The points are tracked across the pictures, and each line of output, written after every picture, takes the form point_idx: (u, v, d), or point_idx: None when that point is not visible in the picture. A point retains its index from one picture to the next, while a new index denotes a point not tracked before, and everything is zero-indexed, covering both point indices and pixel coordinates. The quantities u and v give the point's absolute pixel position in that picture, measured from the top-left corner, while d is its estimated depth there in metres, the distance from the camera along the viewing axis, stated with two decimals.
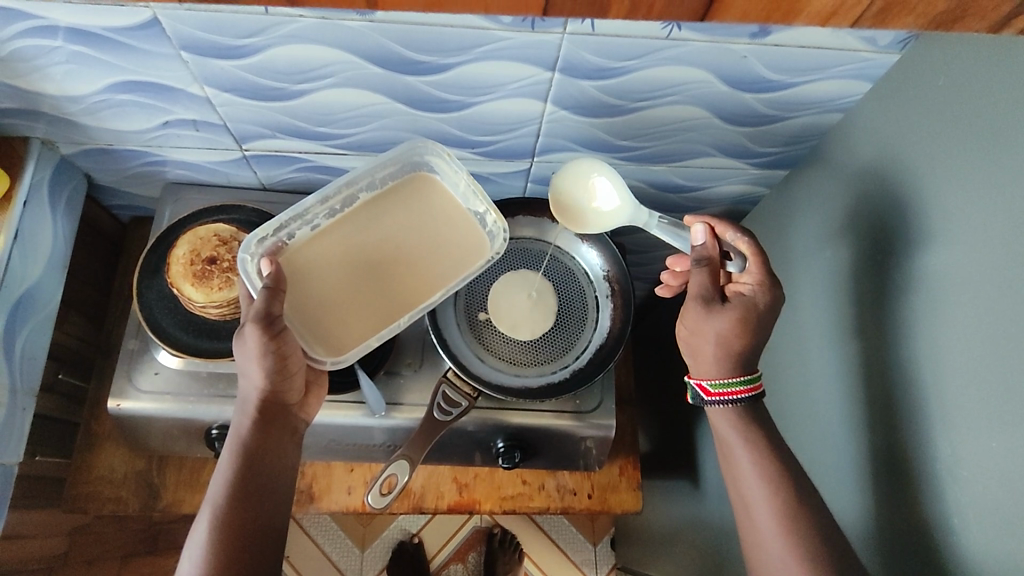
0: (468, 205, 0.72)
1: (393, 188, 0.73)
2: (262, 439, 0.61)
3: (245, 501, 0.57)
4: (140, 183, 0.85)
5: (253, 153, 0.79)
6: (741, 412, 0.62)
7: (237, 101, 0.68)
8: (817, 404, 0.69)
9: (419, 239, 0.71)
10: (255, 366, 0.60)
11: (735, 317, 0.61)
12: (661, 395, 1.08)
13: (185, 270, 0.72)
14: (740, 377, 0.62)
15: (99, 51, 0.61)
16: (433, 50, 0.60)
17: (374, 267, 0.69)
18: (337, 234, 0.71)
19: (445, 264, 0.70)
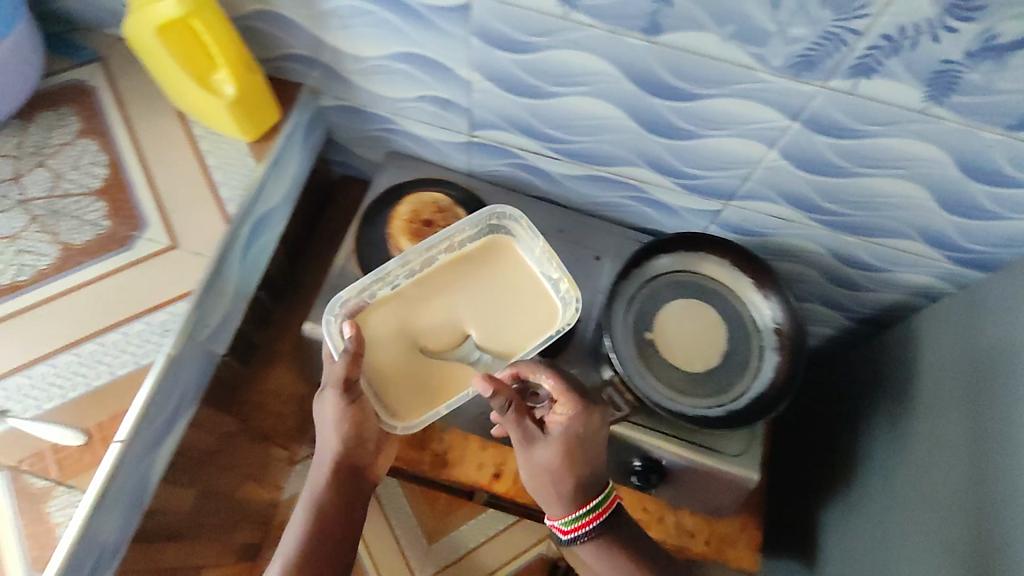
0: (542, 270, 0.78)
1: (469, 256, 0.78)
2: (337, 494, 0.70)
3: (311, 547, 0.67)
4: (368, 145, 0.96)
5: (478, 140, 0.87)
6: (604, 539, 0.68)
7: (493, 90, 0.76)
8: (975, 507, 0.66)
9: (484, 309, 0.75)
10: (331, 430, 0.70)
11: (551, 460, 0.67)
12: (800, 472, 1.05)
13: (403, 225, 0.82)
14: (579, 512, 0.67)
15: (402, 21, 0.70)
16: (693, 79, 0.65)
17: (431, 337, 0.74)
18: (417, 299, 0.75)
19: (516, 328, 0.75)
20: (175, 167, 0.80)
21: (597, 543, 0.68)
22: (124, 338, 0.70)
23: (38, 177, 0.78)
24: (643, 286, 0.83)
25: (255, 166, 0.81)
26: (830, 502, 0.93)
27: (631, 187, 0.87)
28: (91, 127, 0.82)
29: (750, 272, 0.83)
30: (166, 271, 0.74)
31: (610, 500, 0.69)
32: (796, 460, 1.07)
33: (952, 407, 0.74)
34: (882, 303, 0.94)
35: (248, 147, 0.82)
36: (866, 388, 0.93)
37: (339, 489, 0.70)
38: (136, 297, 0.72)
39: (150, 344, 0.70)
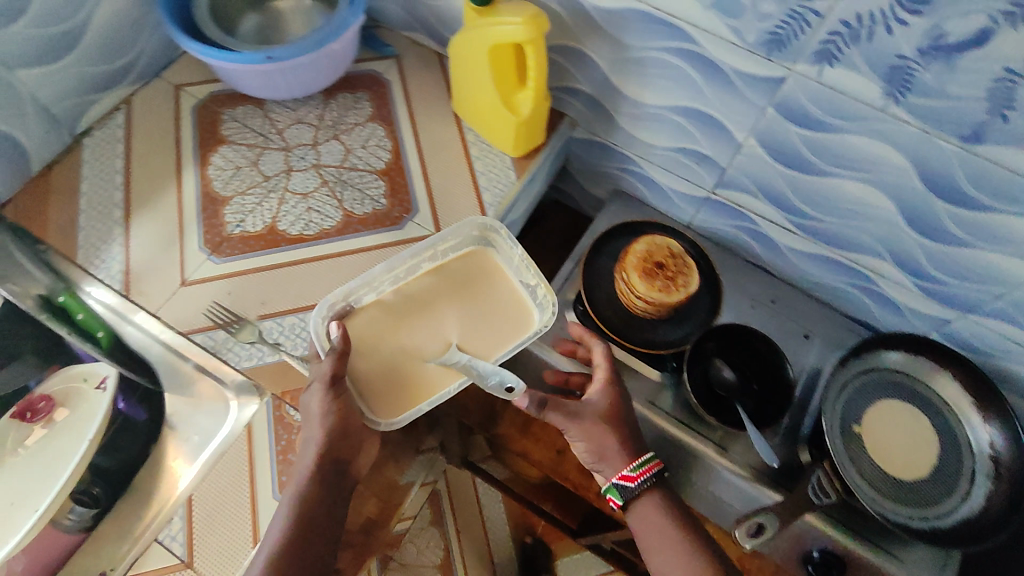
0: (519, 278, 0.76)
1: (446, 270, 0.76)
2: (317, 491, 0.64)
3: (299, 547, 0.61)
4: (595, 181, 1.01)
5: (715, 198, 0.89)
6: (658, 491, 0.73)
7: (760, 157, 0.78)
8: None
9: (466, 320, 0.73)
10: (317, 422, 0.64)
11: (603, 410, 0.73)
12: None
13: (637, 262, 0.83)
14: (639, 461, 0.72)
15: (704, 79, 0.74)
16: (995, 192, 0.65)
17: (417, 346, 0.71)
18: (389, 304, 0.73)
19: (497, 337, 0.72)
20: (446, 164, 0.89)
21: (655, 494, 0.72)
22: None
23: (332, 148, 0.88)
24: (860, 377, 0.83)
25: (516, 179, 0.88)
26: None
27: (863, 275, 0.86)
28: (380, 114, 0.91)
29: (981, 400, 0.79)
30: None
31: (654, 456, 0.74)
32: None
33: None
34: None
35: (512, 161, 0.89)
36: None
37: (327, 481, 0.65)
38: None
39: None
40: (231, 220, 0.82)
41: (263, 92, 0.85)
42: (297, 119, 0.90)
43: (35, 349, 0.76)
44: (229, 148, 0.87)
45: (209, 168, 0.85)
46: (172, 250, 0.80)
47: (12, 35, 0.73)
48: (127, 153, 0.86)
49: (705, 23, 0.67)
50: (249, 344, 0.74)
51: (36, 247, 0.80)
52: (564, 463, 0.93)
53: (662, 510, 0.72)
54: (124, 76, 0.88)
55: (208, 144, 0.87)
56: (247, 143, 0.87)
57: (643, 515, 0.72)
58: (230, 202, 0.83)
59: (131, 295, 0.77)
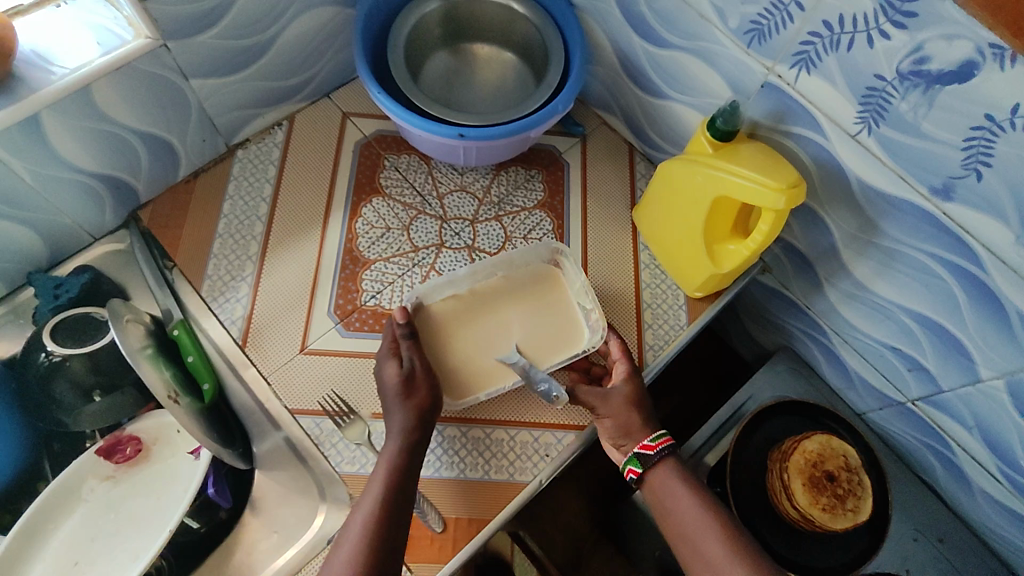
0: (577, 300, 0.71)
1: (521, 272, 0.72)
2: (411, 455, 0.57)
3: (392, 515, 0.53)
4: (762, 330, 0.89)
5: (912, 410, 0.75)
6: (673, 463, 0.61)
7: (1001, 402, 0.64)
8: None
9: (527, 324, 0.70)
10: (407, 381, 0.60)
11: (630, 392, 0.63)
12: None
13: (801, 465, 0.71)
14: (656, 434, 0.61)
15: (970, 304, 0.60)
16: None
17: (478, 341, 0.68)
18: (462, 297, 0.70)
19: (549, 344, 0.69)
20: (611, 282, 0.77)
21: (671, 466, 0.60)
22: (509, 442, 0.67)
23: (491, 231, 0.78)
24: None
25: (685, 324, 0.76)
26: None
27: None
28: (551, 203, 0.81)
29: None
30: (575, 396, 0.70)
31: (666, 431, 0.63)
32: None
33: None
34: None
35: (685, 300, 0.77)
36: None
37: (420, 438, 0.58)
38: (531, 403, 0.69)
39: (528, 462, 0.67)
40: (367, 288, 0.74)
41: (442, 157, 0.77)
42: (461, 187, 0.81)
43: (137, 383, 0.72)
44: (383, 202, 0.79)
45: (358, 221, 0.77)
46: (299, 307, 0.72)
47: (197, 45, 0.65)
48: (277, 177, 0.79)
49: (1010, 255, 0.54)
50: (354, 445, 0.65)
51: (163, 263, 0.73)
52: None
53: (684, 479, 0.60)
54: (297, 93, 0.81)
55: (363, 192, 0.79)
56: (404, 201, 0.79)
57: (659, 486, 0.60)
58: (371, 267, 0.75)
59: (246, 349, 0.70)
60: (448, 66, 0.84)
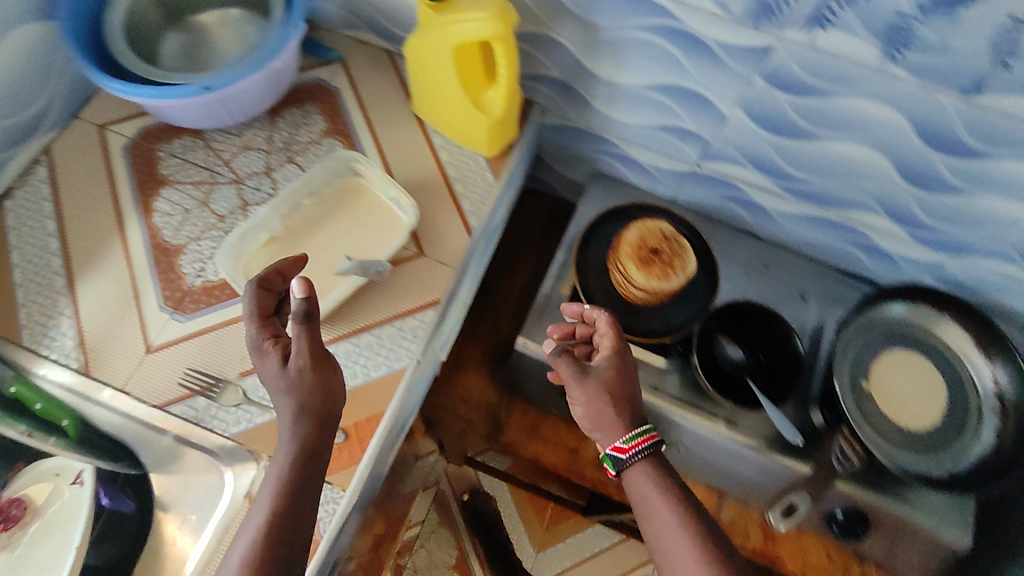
0: (385, 194, 0.75)
1: (326, 193, 0.75)
2: (305, 453, 0.54)
3: (293, 521, 0.52)
4: (572, 165, 0.97)
5: (703, 170, 0.87)
6: (649, 461, 0.64)
7: (749, 127, 0.76)
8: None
9: (350, 233, 0.73)
10: (280, 383, 0.55)
11: (607, 383, 0.67)
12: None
13: (631, 253, 0.82)
14: (632, 433, 0.65)
15: (686, 55, 0.70)
16: (985, 138, 0.64)
17: (311, 267, 0.71)
18: (280, 237, 0.72)
19: (375, 239, 0.74)
20: (415, 172, 0.81)
21: (644, 466, 0.63)
22: (377, 341, 0.71)
23: (289, 173, 0.80)
24: (862, 330, 0.83)
25: (493, 181, 0.81)
26: None
27: (852, 230, 0.86)
28: (335, 127, 0.84)
29: (980, 337, 0.79)
30: (418, 276, 0.74)
31: (647, 435, 0.65)
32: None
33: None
34: None
35: (486, 161, 0.82)
36: None
37: (309, 437, 0.55)
38: (383, 300, 0.73)
39: (401, 349, 0.71)
40: (189, 270, 0.74)
41: (204, 121, 0.78)
42: (244, 146, 0.82)
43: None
44: (172, 190, 0.78)
45: (155, 216, 0.77)
46: (129, 315, 0.72)
47: None
48: (56, 212, 0.77)
49: None
50: (234, 407, 0.67)
51: None
52: (579, 461, 0.90)
53: (653, 477, 0.63)
54: (35, 125, 0.78)
55: (149, 188, 0.78)
56: (193, 180, 0.79)
57: (633, 486, 0.64)
58: (185, 251, 0.75)
59: (92, 373, 0.69)
60: (179, 44, 0.83)
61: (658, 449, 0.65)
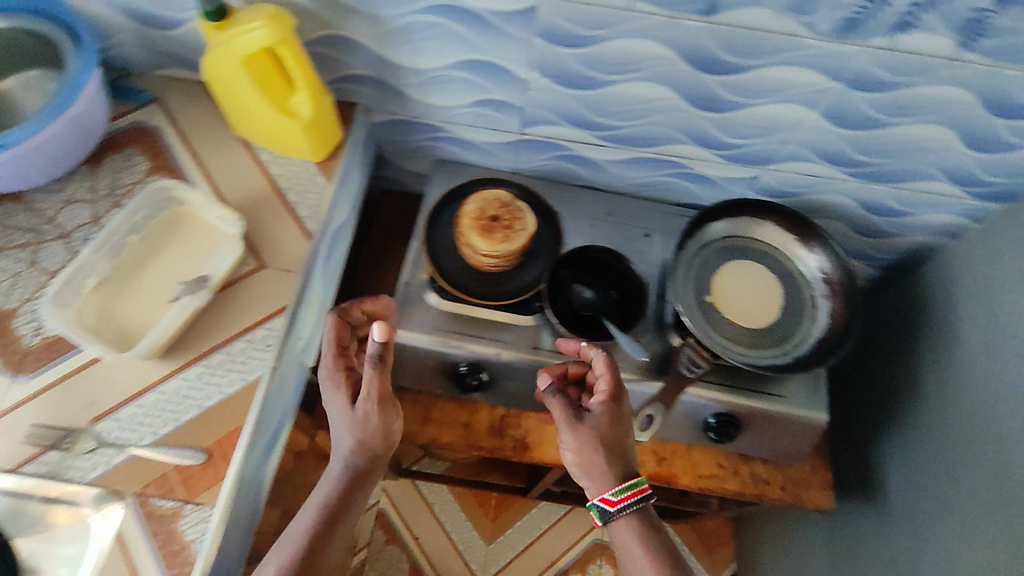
0: (211, 217, 0.77)
1: (153, 227, 0.76)
2: (343, 492, 0.70)
3: (328, 529, 0.67)
4: (413, 158, 1.00)
5: (529, 137, 0.91)
6: (636, 515, 0.71)
7: (550, 87, 0.81)
8: (999, 457, 0.79)
9: (183, 260, 0.75)
10: (341, 419, 0.71)
11: (600, 436, 0.71)
12: (844, 407, 1.13)
13: (472, 223, 0.84)
14: (621, 487, 0.70)
15: (468, 29, 0.74)
16: (742, 53, 0.71)
17: (147, 300, 0.72)
18: (110, 276, 0.72)
19: (208, 261, 0.75)
20: (247, 190, 0.82)
21: (632, 517, 0.70)
22: (228, 358, 0.73)
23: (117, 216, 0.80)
24: (699, 252, 0.91)
25: (326, 184, 0.83)
26: (903, 436, 0.97)
27: (674, 164, 0.93)
28: (160, 164, 0.84)
29: (794, 229, 0.91)
30: (259, 291, 0.76)
31: (638, 488, 0.70)
32: (835, 404, 1.16)
33: (968, 370, 0.87)
34: (903, 247, 1.04)
35: (316, 167, 0.84)
36: (898, 327, 1.03)
37: (348, 481, 0.70)
38: (230, 318, 0.74)
39: (254, 360, 0.73)
40: (25, 331, 0.73)
41: (15, 181, 0.77)
42: (67, 200, 0.81)
43: None
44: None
45: None
46: None
47: None
48: None
49: None
50: (88, 453, 0.66)
51: None
52: (473, 434, 0.93)
53: (638, 531, 0.70)
54: None
55: None
56: (17, 244, 0.78)
57: (618, 534, 0.71)
58: (18, 313, 0.74)
59: None
60: None
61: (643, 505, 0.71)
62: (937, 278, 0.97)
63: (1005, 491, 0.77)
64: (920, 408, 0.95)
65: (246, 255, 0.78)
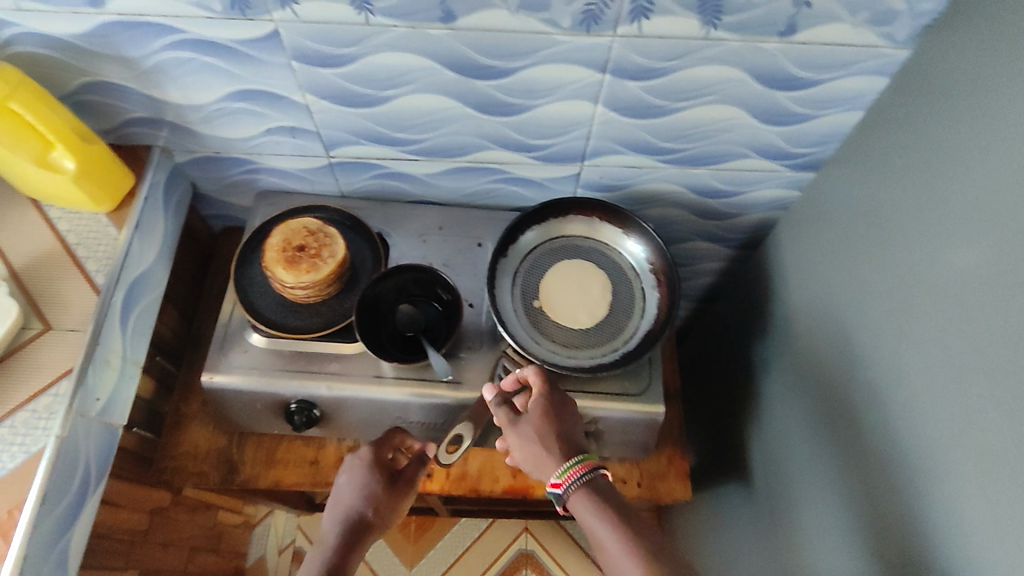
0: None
1: None
2: (342, 547, 0.72)
3: None
4: (236, 193, 0.97)
5: (338, 160, 0.89)
6: (584, 488, 0.69)
7: (332, 109, 0.78)
8: (832, 415, 0.79)
9: None
10: (358, 482, 0.77)
11: (537, 429, 0.74)
12: (720, 389, 1.12)
13: (277, 255, 0.81)
14: (565, 466, 0.71)
15: (224, 60, 0.71)
16: (500, 55, 0.70)
17: None
18: None
19: None
20: (34, 252, 0.79)
21: (579, 493, 0.69)
22: (10, 431, 0.69)
23: None
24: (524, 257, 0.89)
25: (118, 234, 0.81)
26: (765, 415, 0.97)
27: (494, 171, 0.91)
28: None
29: (611, 220, 0.90)
30: (42, 355, 0.73)
31: (578, 464, 0.70)
32: (713, 388, 1.15)
33: (803, 337, 0.87)
34: (747, 225, 1.03)
35: (107, 217, 0.81)
36: (753, 304, 1.03)
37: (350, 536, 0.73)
38: (12, 387, 0.71)
39: (38, 430, 0.70)
40: None
41: None
42: None
43: None
44: None
45: None
46: None
47: None
48: None
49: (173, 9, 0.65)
50: None
51: None
52: (320, 470, 0.90)
53: (594, 506, 0.68)
54: None
55: None
56: None
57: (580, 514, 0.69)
58: None
59: None
60: None
61: (590, 475, 0.70)
62: (779, 253, 0.96)
63: (842, 446, 0.77)
64: (776, 385, 0.94)
65: (30, 318, 0.75)
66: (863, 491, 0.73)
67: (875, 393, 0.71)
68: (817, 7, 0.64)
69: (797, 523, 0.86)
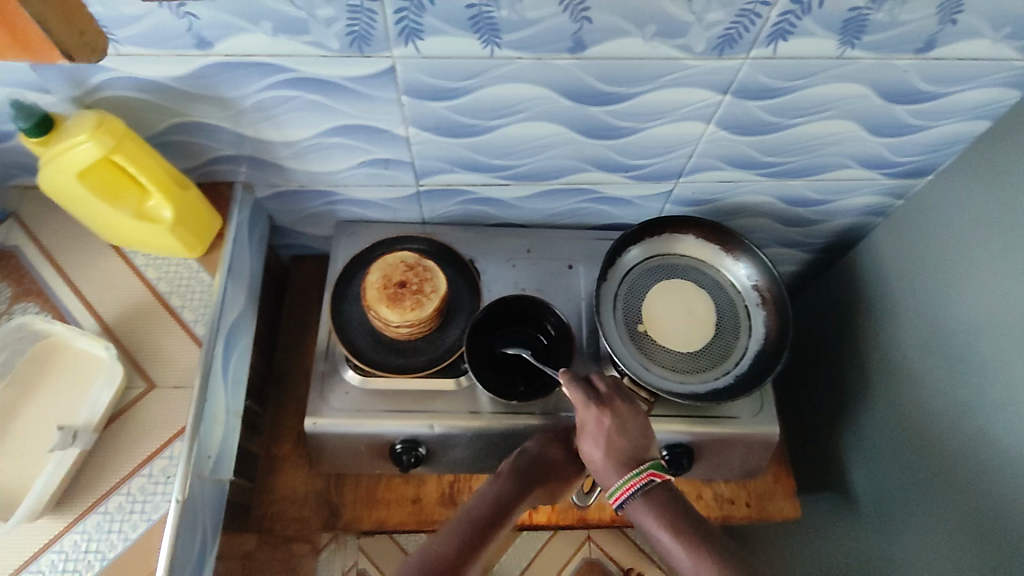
0: (86, 345, 0.70)
1: (20, 368, 0.69)
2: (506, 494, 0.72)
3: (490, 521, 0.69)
4: (313, 223, 0.93)
5: (426, 189, 0.86)
6: (640, 501, 0.66)
7: (433, 140, 0.75)
8: (951, 433, 0.79)
9: (57, 399, 0.68)
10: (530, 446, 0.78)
11: (594, 451, 0.68)
12: (805, 395, 1.10)
13: (379, 293, 0.78)
14: (623, 483, 0.66)
15: (329, 98, 0.68)
16: (623, 81, 0.67)
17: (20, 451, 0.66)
18: None
19: (86, 396, 0.68)
20: (127, 304, 0.75)
21: (634, 506, 0.66)
22: (129, 498, 0.66)
23: None
24: (623, 280, 0.87)
25: (212, 280, 0.77)
26: (862, 422, 0.96)
27: (587, 192, 0.88)
28: (25, 288, 0.74)
29: (710, 237, 0.88)
30: (153, 415, 0.70)
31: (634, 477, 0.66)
32: (797, 394, 1.13)
33: (912, 349, 0.86)
34: (834, 232, 1.01)
35: (198, 262, 0.77)
36: (843, 312, 1.01)
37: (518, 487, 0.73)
38: (124, 452, 0.68)
39: (157, 495, 0.67)
40: None
41: None
42: None
43: None
44: None
45: None
46: None
47: None
48: None
49: (286, 47, 0.62)
50: None
51: None
52: (424, 508, 0.88)
53: (651, 515, 0.65)
54: None
55: None
56: None
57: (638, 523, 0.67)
58: None
59: None
60: None
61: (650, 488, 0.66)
62: (874, 262, 0.95)
63: (970, 464, 0.76)
64: (876, 394, 0.93)
65: (132, 376, 0.71)
66: (976, 492, 0.75)
67: (1009, 416, 0.71)
68: (961, 23, 0.62)
69: (907, 526, 0.87)
